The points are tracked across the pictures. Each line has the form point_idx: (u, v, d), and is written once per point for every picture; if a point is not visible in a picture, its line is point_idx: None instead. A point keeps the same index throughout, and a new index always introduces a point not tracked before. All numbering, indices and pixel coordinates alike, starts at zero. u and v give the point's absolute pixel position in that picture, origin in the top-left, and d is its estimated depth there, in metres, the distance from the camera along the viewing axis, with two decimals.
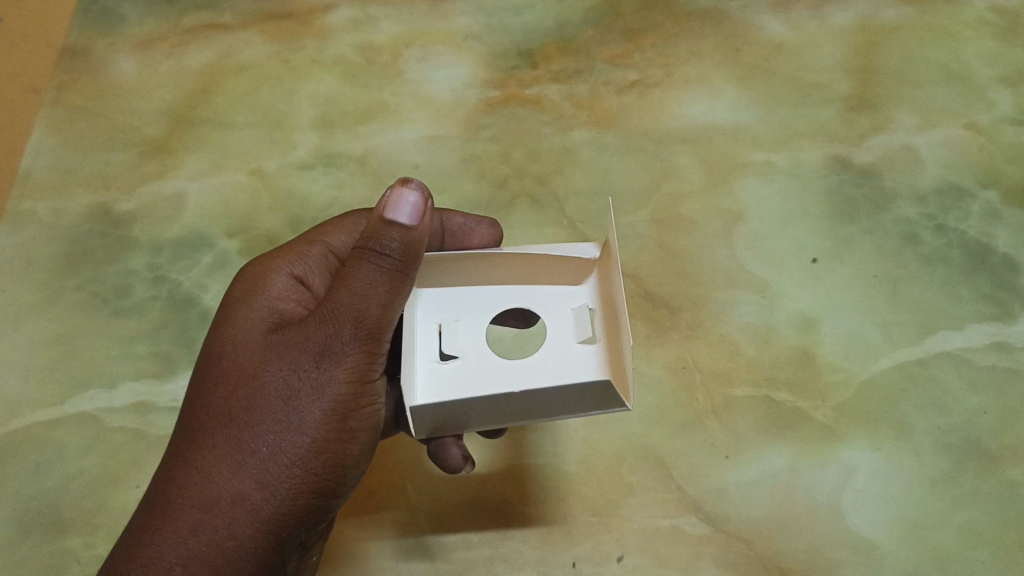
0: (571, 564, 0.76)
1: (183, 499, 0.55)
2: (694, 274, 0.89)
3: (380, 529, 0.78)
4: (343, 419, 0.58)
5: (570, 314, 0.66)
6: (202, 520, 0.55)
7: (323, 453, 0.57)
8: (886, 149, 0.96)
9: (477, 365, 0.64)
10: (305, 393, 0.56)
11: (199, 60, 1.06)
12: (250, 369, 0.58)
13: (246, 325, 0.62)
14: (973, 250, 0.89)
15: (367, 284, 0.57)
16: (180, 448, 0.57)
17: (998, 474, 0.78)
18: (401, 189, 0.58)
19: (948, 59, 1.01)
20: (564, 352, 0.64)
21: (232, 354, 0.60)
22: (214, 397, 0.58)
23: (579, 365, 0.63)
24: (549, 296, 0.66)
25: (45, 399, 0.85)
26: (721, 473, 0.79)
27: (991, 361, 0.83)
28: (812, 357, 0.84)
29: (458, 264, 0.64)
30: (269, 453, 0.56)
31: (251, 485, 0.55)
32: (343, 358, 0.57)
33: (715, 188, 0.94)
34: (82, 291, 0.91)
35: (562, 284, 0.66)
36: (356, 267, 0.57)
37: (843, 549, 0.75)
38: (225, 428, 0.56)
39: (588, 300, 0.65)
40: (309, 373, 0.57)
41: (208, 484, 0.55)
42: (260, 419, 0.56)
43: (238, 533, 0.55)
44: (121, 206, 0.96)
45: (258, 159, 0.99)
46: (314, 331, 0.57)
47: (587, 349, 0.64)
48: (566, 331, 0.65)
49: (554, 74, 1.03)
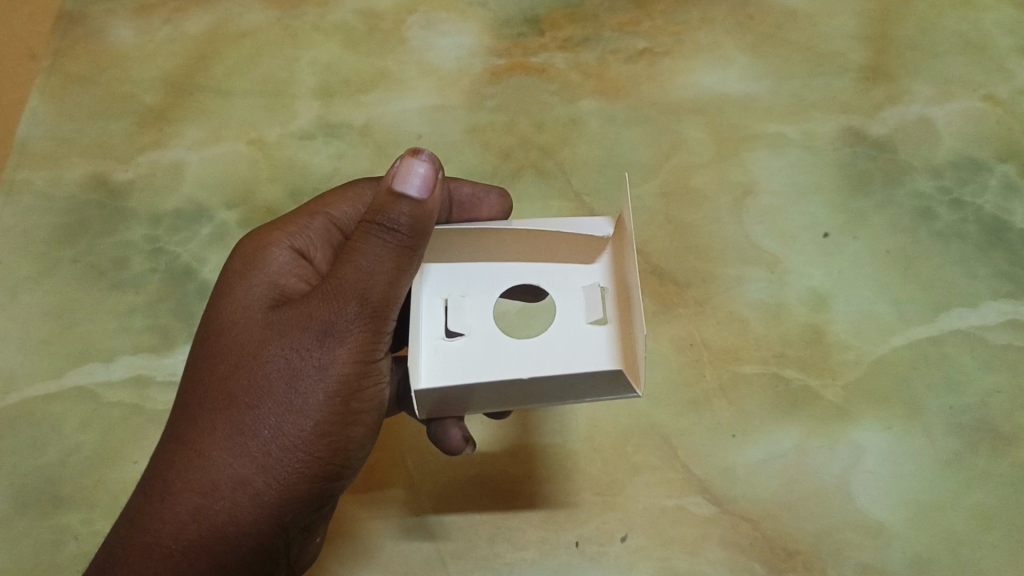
0: (574, 544, 0.75)
1: (182, 483, 0.54)
2: (704, 249, 0.87)
3: (379, 511, 0.77)
4: (347, 400, 0.56)
5: (581, 293, 0.64)
6: (201, 504, 0.54)
7: (327, 436, 0.56)
8: (902, 121, 0.93)
9: (482, 344, 0.62)
10: (308, 374, 0.55)
11: (198, 26, 1.03)
12: (250, 349, 0.56)
13: (246, 301, 0.60)
14: (989, 226, 0.87)
15: (373, 260, 0.55)
16: (180, 430, 0.56)
17: (1011, 455, 0.76)
18: (412, 160, 0.56)
19: (967, 28, 0.98)
20: (574, 333, 0.62)
21: (230, 333, 0.59)
22: (213, 378, 0.57)
23: (589, 346, 0.61)
24: (560, 275, 0.65)
25: (42, 373, 0.84)
26: (728, 452, 0.77)
27: (1005, 339, 0.81)
28: (823, 335, 0.82)
29: (466, 237, 0.63)
30: (270, 436, 0.54)
31: (251, 470, 0.54)
32: (347, 337, 0.55)
33: (726, 160, 0.92)
34: (79, 264, 0.90)
35: (575, 262, 0.64)
36: (362, 241, 0.55)
37: (851, 530, 0.74)
38: (225, 411, 0.55)
39: (600, 278, 0.63)
40: (313, 354, 0.55)
41: (207, 469, 0.54)
42: (261, 400, 0.55)
43: (239, 518, 0.54)
44: (118, 175, 0.95)
45: (259, 127, 0.97)
46: (316, 309, 0.56)
47: (598, 330, 0.62)
48: (577, 310, 0.63)
49: (561, 42, 1.00)
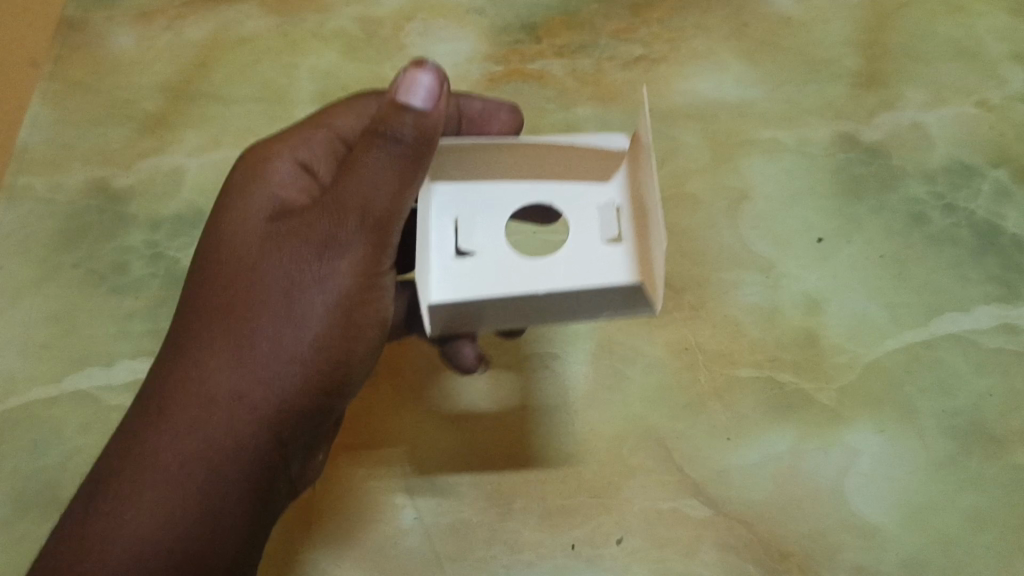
0: (570, 546, 0.76)
1: (183, 392, 0.58)
2: (699, 253, 0.88)
3: (378, 514, 0.77)
4: (346, 312, 0.59)
5: (595, 210, 0.65)
6: (201, 415, 0.57)
7: (325, 350, 0.58)
8: (895, 127, 0.94)
9: (492, 261, 0.64)
10: (308, 286, 0.58)
11: (197, 33, 1.04)
12: (251, 263, 0.59)
13: (247, 216, 0.63)
14: (981, 230, 0.88)
15: (376, 172, 0.57)
16: (181, 340, 0.59)
17: (1003, 458, 0.77)
18: (415, 72, 0.56)
19: (961, 34, 0.99)
20: (588, 252, 0.64)
21: (235, 247, 0.61)
22: (216, 291, 0.59)
23: (602, 266, 0.63)
24: (573, 191, 0.65)
25: (42, 377, 0.85)
26: (723, 455, 0.78)
27: (998, 343, 0.82)
28: (817, 338, 0.83)
29: (475, 153, 0.62)
30: (270, 348, 0.57)
31: (250, 382, 0.57)
32: (347, 250, 0.58)
33: (721, 165, 0.93)
34: (80, 268, 0.91)
35: (590, 179, 0.65)
36: (364, 155, 0.57)
37: (845, 532, 0.75)
38: (226, 322, 0.58)
39: (615, 197, 0.64)
40: (312, 267, 0.58)
41: (207, 379, 0.57)
42: (261, 312, 0.58)
43: (238, 430, 0.57)
44: (118, 181, 0.95)
45: (258, 133, 0.98)
46: (317, 223, 0.58)
47: (613, 249, 0.63)
48: (590, 227, 0.64)
49: (558, 48, 1.01)
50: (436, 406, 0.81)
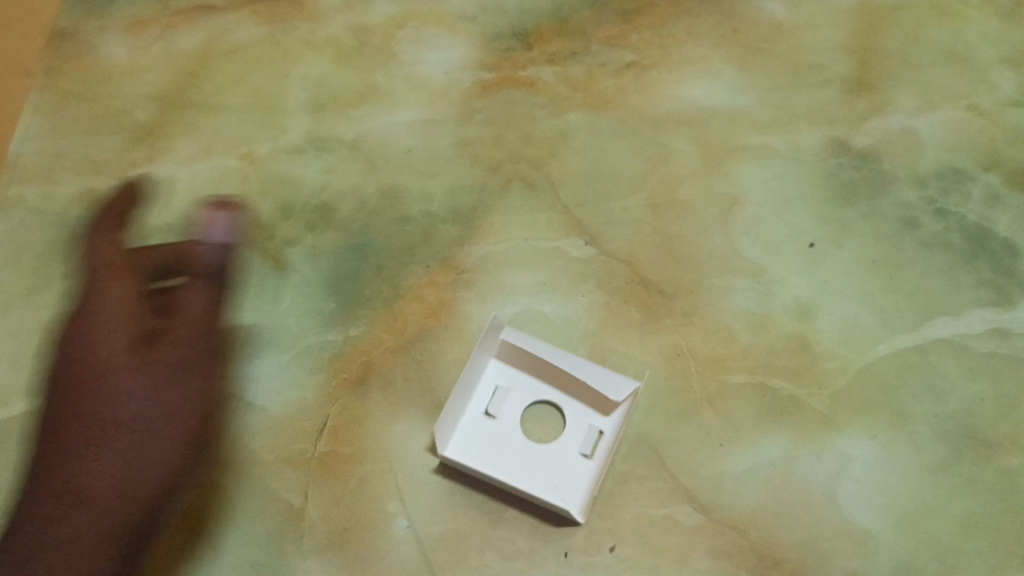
0: (563, 553, 0.75)
1: (95, 464, 0.74)
2: (691, 259, 0.88)
3: (369, 524, 0.77)
4: (192, 412, 0.78)
5: (586, 428, 0.80)
6: (120, 472, 0.74)
7: (185, 439, 0.77)
8: (886, 132, 0.94)
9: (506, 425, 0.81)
10: (154, 390, 0.77)
11: (189, 42, 1.04)
12: (108, 372, 0.76)
13: (113, 337, 0.78)
14: (973, 235, 0.88)
15: (201, 301, 0.81)
16: (77, 441, 0.75)
17: (995, 462, 0.77)
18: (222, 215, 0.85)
19: (951, 38, 1.00)
20: (567, 459, 0.79)
21: (108, 364, 0.77)
22: (98, 400, 0.75)
23: (572, 475, 0.78)
24: (580, 408, 0.81)
25: (34, 388, 0.84)
26: (716, 461, 0.78)
27: (989, 348, 0.82)
28: (809, 344, 0.83)
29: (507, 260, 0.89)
30: (145, 427, 0.75)
31: (150, 454, 0.75)
32: (191, 369, 0.78)
33: (712, 172, 0.93)
34: (72, 279, 0.90)
35: (594, 407, 0.81)
36: (194, 292, 0.82)
37: (838, 539, 0.74)
38: (121, 423, 0.76)
39: (604, 425, 0.80)
40: (168, 379, 0.77)
41: (115, 454, 0.74)
42: (153, 412, 0.76)
43: (137, 484, 0.74)
44: (110, 191, 0.95)
45: (250, 142, 0.98)
46: (169, 349, 0.78)
47: (585, 464, 0.78)
48: (575, 439, 0.80)
49: (549, 55, 1.01)
50: (428, 416, 0.81)
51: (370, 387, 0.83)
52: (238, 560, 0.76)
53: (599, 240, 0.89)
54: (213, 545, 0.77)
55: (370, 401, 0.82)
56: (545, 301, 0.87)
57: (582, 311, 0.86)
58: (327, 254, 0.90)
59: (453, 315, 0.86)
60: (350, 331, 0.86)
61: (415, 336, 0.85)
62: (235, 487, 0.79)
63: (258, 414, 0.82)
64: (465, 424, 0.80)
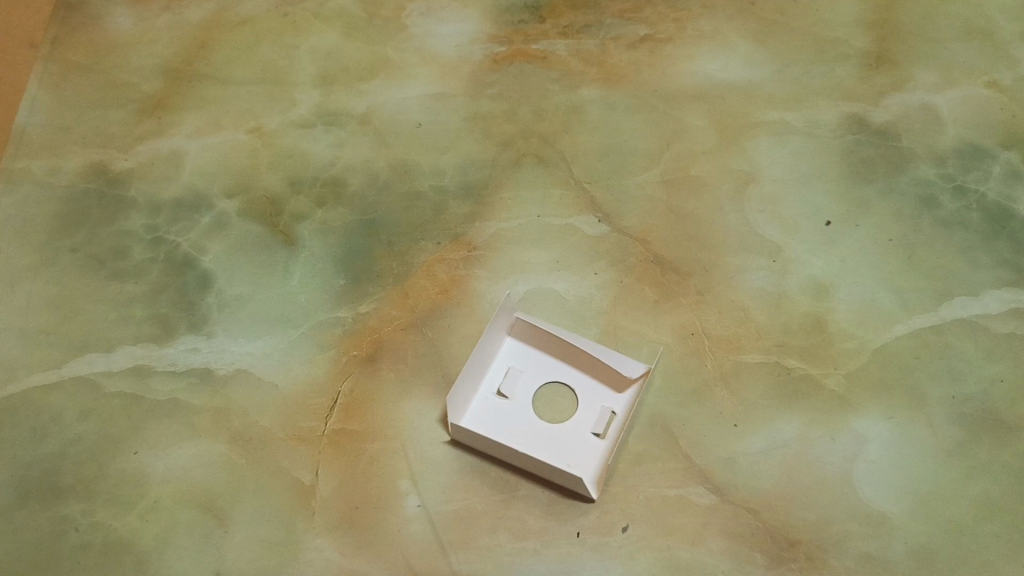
0: (575, 534, 0.74)
1: None
2: (706, 237, 0.87)
3: (381, 502, 0.76)
4: None
5: (599, 408, 0.79)
6: None
7: None
8: (905, 109, 0.93)
9: (519, 404, 0.79)
10: None
11: (196, 14, 1.03)
12: None
13: None
14: (992, 214, 0.87)
15: None
16: None
17: (1013, 445, 0.76)
18: None
19: (971, 13, 0.99)
20: (579, 438, 0.77)
21: None
22: None
23: (584, 454, 0.77)
24: (593, 388, 0.80)
25: (41, 363, 0.83)
26: (731, 442, 0.77)
27: (1007, 329, 0.81)
28: (825, 324, 0.82)
29: (519, 237, 0.88)
30: None
31: None
32: None
33: (728, 148, 0.92)
34: (79, 253, 0.89)
35: (607, 387, 0.80)
36: None
37: (853, 521, 0.74)
38: None
39: (618, 405, 0.79)
40: None
41: None
42: None
43: None
44: (118, 164, 0.94)
45: (258, 116, 0.97)
46: None
47: (597, 443, 0.77)
48: (588, 418, 0.78)
49: (562, 28, 1.00)
50: (440, 394, 0.80)
51: (380, 364, 0.82)
52: (248, 537, 0.75)
53: (613, 218, 0.88)
54: (224, 522, 0.76)
55: (381, 378, 0.81)
56: (558, 280, 0.85)
57: (595, 290, 0.85)
58: (337, 230, 0.89)
59: (464, 292, 0.85)
60: (360, 307, 0.85)
61: (426, 313, 0.84)
62: (245, 464, 0.78)
63: (269, 391, 0.81)
64: (477, 403, 0.79)
